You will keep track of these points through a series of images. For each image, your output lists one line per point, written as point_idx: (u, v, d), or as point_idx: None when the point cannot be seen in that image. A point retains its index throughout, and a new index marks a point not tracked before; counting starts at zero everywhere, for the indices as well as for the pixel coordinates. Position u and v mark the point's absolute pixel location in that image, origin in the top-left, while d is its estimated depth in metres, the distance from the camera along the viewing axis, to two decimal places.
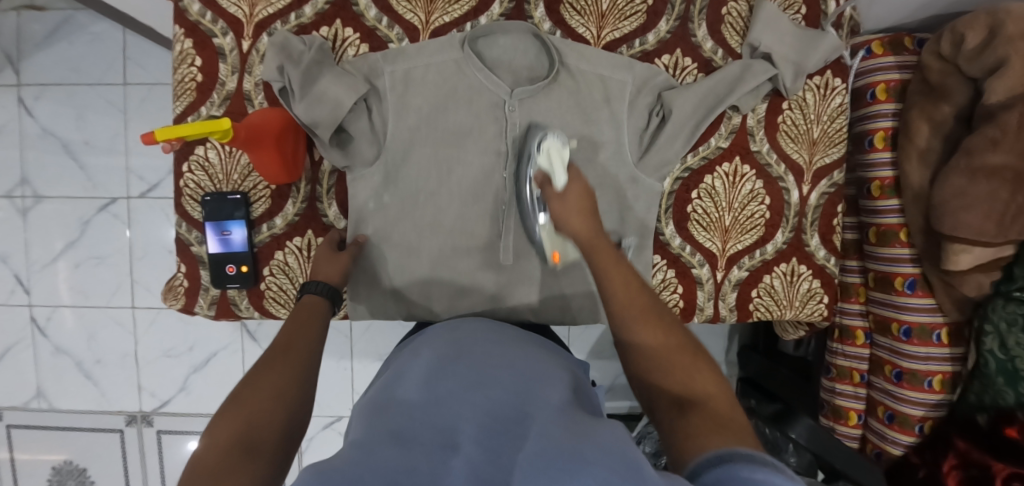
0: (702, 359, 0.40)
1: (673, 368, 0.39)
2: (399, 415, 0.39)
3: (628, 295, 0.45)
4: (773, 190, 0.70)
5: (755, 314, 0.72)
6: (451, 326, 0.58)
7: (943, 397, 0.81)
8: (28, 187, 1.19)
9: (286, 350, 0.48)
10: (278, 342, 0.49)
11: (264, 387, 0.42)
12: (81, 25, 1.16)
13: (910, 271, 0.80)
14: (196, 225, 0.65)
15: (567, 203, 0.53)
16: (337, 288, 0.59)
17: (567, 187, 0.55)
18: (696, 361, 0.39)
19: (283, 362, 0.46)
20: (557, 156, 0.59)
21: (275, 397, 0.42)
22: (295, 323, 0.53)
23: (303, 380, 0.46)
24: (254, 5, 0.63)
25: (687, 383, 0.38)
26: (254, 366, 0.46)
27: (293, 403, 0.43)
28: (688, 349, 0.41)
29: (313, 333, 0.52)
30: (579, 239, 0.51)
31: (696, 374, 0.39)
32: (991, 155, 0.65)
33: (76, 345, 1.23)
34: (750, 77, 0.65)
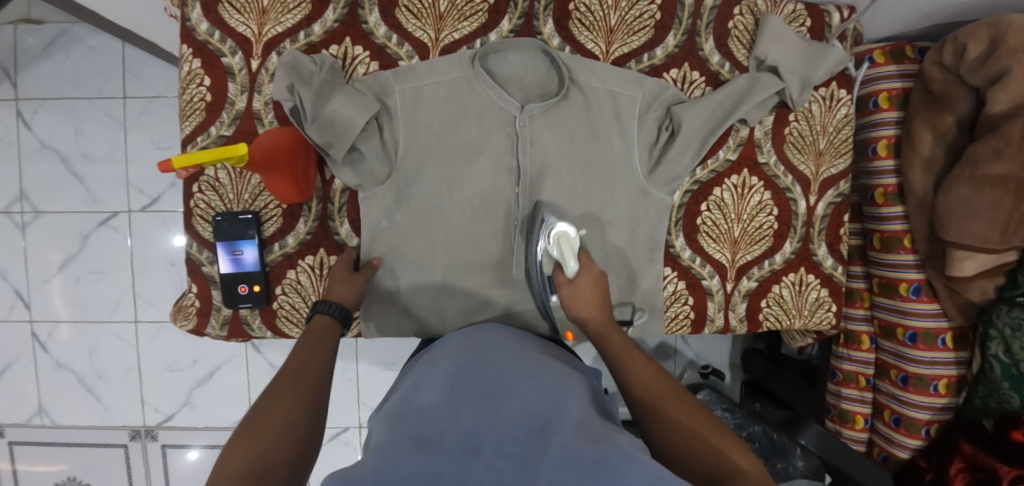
0: (727, 434, 0.41)
1: (701, 443, 0.39)
2: (420, 424, 0.39)
3: (649, 380, 0.47)
4: (781, 201, 0.71)
5: (765, 324, 0.72)
6: (464, 338, 0.58)
7: (949, 400, 0.83)
8: (27, 202, 1.18)
9: (297, 375, 0.48)
10: (287, 367, 0.49)
11: (276, 416, 0.42)
12: (78, 37, 1.15)
13: (915, 277, 0.81)
14: (207, 245, 0.65)
15: (577, 291, 0.57)
16: (351, 309, 0.60)
17: (579, 276, 0.58)
18: (723, 436, 0.40)
19: (294, 387, 0.46)
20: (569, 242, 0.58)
21: (288, 427, 0.42)
22: (305, 345, 0.53)
23: (313, 406, 0.46)
24: (263, 24, 0.62)
25: (718, 455, 0.38)
26: (264, 393, 0.46)
27: (303, 430, 0.42)
28: (710, 422, 0.42)
29: (322, 357, 0.52)
30: (590, 324, 0.56)
31: (725, 445, 0.39)
32: (995, 166, 0.66)
33: (78, 360, 1.22)
34: (759, 91, 0.66)
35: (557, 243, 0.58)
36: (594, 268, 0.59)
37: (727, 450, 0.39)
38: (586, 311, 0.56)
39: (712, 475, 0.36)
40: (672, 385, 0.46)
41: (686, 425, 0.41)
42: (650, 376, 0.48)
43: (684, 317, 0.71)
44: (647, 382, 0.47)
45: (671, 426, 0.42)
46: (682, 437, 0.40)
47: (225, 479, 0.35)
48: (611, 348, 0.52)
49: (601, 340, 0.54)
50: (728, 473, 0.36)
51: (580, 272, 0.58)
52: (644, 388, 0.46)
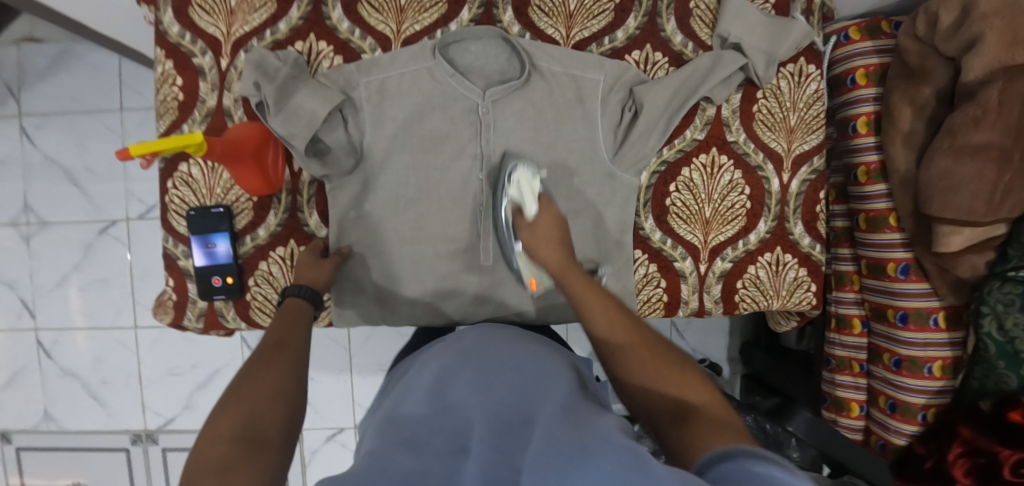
0: (690, 371, 0.41)
1: (657, 378, 0.40)
2: (409, 426, 0.40)
3: (611, 319, 0.45)
4: (752, 180, 0.70)
5: (741, 306, 0.71)
6: (460, 335, 0.55)
7: (946, 383, 0.79)
8: (32, 214, 1.23)
9: (278, 346, 0.49)
10: (268, 339, 0.50)
11: (263, 381, 0.43)
12: (78, 55, 1.21)
13: (902, 256, 0.79)
14: (182, 239, 0.66)
15: (536, 234, 0.57)
16: (321, 292, 0.60)
17: (538, 217, 0.58)
18: (680, 371, 0.40)
19: (278, 355, 0.47)
20: (527, 183, 0.61)
21: (275, 394, 0.43)
22: (283, 321, 0.54)
23: (296, 375, 0.46)
24: (231, 24, 0.64)
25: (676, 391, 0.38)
26: (248, 363, 0.47)
27: (293, 397, 0.43)
28: (674, 360, 0.41)
29: (303, 331, 0.53)
30: (549, 267, 0.54)
31: (685, 381, 0.39)
32: (974, 135, 0.65)
33: (82, 366, 1.25)
34: (721, 68, 0.65)
35: (516, 185, 0.61)
36: (552, 209, 0.58)
37: (682, 383, 0.39)
38: (551, 259, 0.54)
39: (675, 412, 0.36)
40: (635, 323, 0.45)
41: (644, 367, 0.41)
42: (612, 312, 0.46)
43: (656, 301, 0.69)
44: (606, 318, 0.46)
45: (633, 369, 0.41)
46: (640, 375, 0.40)
47: (217, 447, 0.36)
48: (577, 292, 0.50)
49: (562, 281, 0.52)
50: (689, 412, 0.36)
51: (540, 213, 0.58)
52: (606, 329, 0.45)
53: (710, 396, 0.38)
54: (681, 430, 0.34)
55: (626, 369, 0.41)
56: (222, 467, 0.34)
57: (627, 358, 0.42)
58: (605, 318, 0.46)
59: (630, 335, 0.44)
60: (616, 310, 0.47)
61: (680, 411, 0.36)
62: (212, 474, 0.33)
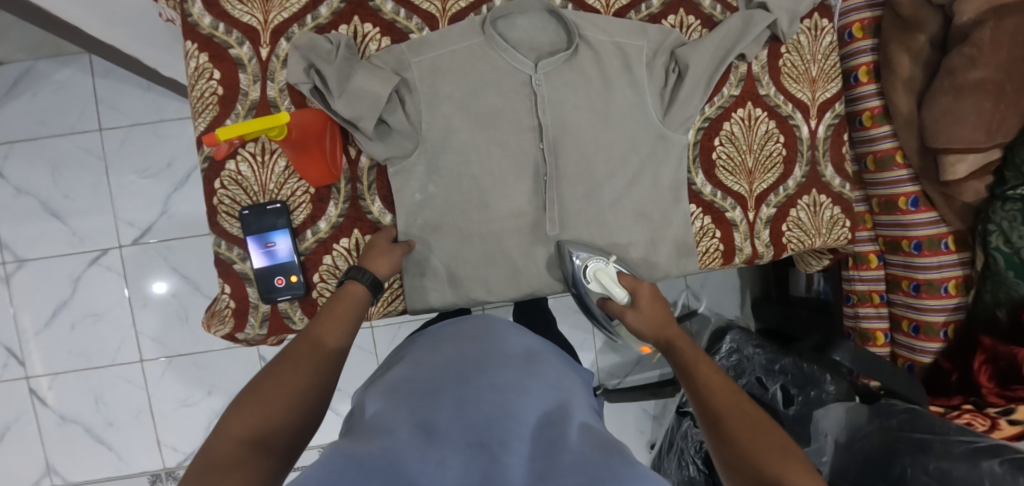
0: (793, 454, 0.41)
1: (763, 461, 0.40)
2: (426, 406, 0.39)
3: (720, 394, 0.49)
4: (786, 129, 0.74)
5: (789, 247, 0.75)
6: (477, 326, 0.57)
7: (959, 300, 0.87)
8: (8, 252, 1.12)
9: (314, 345, 0.49)
10: (308, 334, 0.51)
11: (285, 384, 0.43)
12: (43, 74, 1.11)
13: (911, 190, 0.86)
14: (236, 241, 0.63)
15: (643, 315, 0.64)
16: (381, 278, 0.59)
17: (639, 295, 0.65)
18: (790, 457, 0.40)
19: (308, 357, 0.47)
20: (608, 272, 0.65)
21: (294, 398, 0.42)
22: (331, 313, 0.53)
23: (324, 380, 0.46)
24: (268, 11, 0.62)
25: (777, 471, 0.39)
26: (277, 356, 0.48)
27: (308, 405, 0.43)
28: (778, 441, 0.42)
29: (346, 332, 0.52)
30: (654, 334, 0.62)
31: (792, 467, 0.39)
32: (972, 72, 0.72)
33: (82, 410, 1.15)
34: (753, 27, 0.69)
35: (597, 278, 0.64)
36: (646, 286, 0.66)
37: (789, 465, 0.39)
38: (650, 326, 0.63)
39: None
40: (741, 400, 0.48)
41: (749, 445, 0.42)
42: (719, 387, 0.50)
43: (714, 251, 0.73)
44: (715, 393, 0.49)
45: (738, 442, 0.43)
46: (744, 452, 0.42)
47: (228, 444, 0.36)
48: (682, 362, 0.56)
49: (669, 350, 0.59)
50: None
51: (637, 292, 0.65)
52: (716, 400, 0.48)
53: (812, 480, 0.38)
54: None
55: (732, 441, 0.44)
56: (228, 461, 0.33)
57: (734, 433, 0.44)
58: (717, 391, 0.50)
59: (738, 414, 0.46)
60: (727, 386, 0.50)
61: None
62: (216, 465, 0.33)
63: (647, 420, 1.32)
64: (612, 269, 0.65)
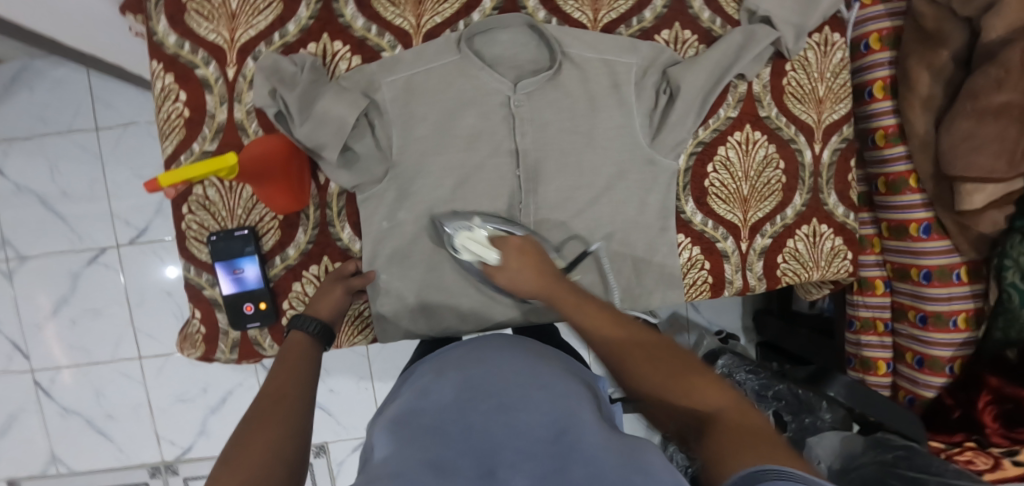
0: (697, 369, 0.40)
1: (673, 387, 0.39)
2: (428, 433, 0.36)
3: (611, 330, 0.45)
4: (787, 154, 0.69)
5: (784, 280, 0.71)
6: (470, 347, 0.52)
7: (969, 335, 0.82)
8: (10, 248, 1.15)
9: (279, 398, 0.45)
10: (268, 390, 0.46)
11: (260, 444, 0.38)
12: (41, 71, 1.11)
13: (924, 216, 0.80)
14: (205, 267, 0.62)
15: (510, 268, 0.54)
16: (331, 326, 0.58)
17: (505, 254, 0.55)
18: (695, 375, 0.39)
19: (279, 410, 0.43)
20: (475, 239, 0.57)
21: (275, 455, 0.38)
22: (285, 364, 0.51)
23: (300, 429, 0.42)
24: (234, 29, 0.59)
25: (691, 398, 0.37)
26: (244, 421, 0.42)
27: (289, 455, 0.38)
28: (681, 361, 0.41)
29: (305, 376, 0.49)
30: (530, 287, 0.52)
31: (700, 385, 0.38)
32: (997, 95, 0.65)
33: (85, 403, 1.18)
34: (754, 44, 0.64)
35: (467, 249, 0.58)
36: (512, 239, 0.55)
37: (698, 387, 0.38)
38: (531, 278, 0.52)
39: (699, 425, 0.35)
40: (634, 331, 0.45)
41: (653, 373, 0.40)
42: (610, 323, 0.46)
43: (702, 283, 0.69)
44: (603, 327, 0.46)
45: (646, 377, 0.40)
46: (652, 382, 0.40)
47: None
48: (565, 312, 0.49)
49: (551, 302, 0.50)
50: (712, 423, 0.35)
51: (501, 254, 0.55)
52: (605, 336, 0.45)
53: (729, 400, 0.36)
54: (706, 445, 0.33)
55: (636, 378, 0.41)
56: None
57: (636, 368, 0.41)
58: (606, 328, 0.45)
59: (632, 344, 0.43)
60: (615, 319, 0.47)
61: (704, 423, 0.35)
62: None
63: (641, 429, 1.31)
64: (482, 234, 0.58)
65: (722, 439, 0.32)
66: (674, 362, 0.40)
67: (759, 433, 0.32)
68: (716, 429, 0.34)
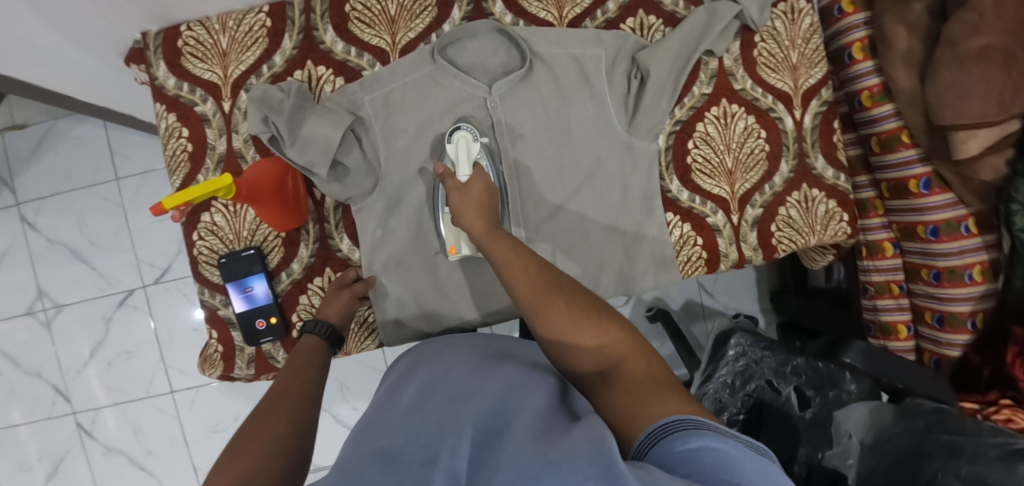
0: (602, 314, 0.41)
1: (580, 337, 0.39)
2: (382, 430, 0.39)
3: (521, 276, 0.45)
4: (766, 123, 0.70)
5: (780, 248, 0.70)
6: (441, 352, 0.54)
7: (987, 287, 0.79)
8: (48, 299, 1.22)
9: (285, 395, 0.49)
10: (276, 388, 0.50)
11: (259, 437, 0.42)
12: (63, 132, 1.20)
13: (922, 172, 0.78)
14: (218, 289, 0.66)
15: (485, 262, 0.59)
16: (337, 325, 0.61)
17: (470, 183, 0.57)
18: (602, 323, 0.39)
19: (283, 406, 0.47)
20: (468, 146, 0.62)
21: (273, 447, 0.41)
22: (293, 366, 0.54)
23: (301, 423, 0.45)
24: (227, 66, 0.64)
25: (596, 346, 0.38)
26: (254, 414, 0.46)
27: (287, 451, 0.41)
28: (586, 308, 0.41)
29: (311, 375, 0.53)
30: (474, 233, 0.52)
31: (605, 333, 0.39)
32: (975, 39, 0.65)
33: (124, 440, 1.24)
34: (717, 21, 0.66)
35: (457, 143, 0.62)
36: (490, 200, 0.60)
37: (599, 335, 0.39)
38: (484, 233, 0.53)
39: (602, 376, 0.38)
40: (546, 275, 0.45)
41: (564, 325, 0.40)
42: (524, 268, 0.46)
43: (697, 259, 0.70)
44: (524, 280, 0.44)
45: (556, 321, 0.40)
46: (559, 334, 0.40)
47: None
48: (493, 256, 0.48)
49: (485, 246, 0.50)
50: (616, 374, 0.37)
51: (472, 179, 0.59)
52: (525, 288, 0.44)
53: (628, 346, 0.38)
54: (610, 395, 0.35)
55: (546, 322, 0.41)
56: None
57: (545, 312, 0.41)
58: (518, 274, 0.45)
59: (543, 289, 0.43)
60: (529, 264, 0.46)
61: (607, 372, 0.37)
62: None
63: None
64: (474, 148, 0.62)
65: (619, 392, 0.35)
66: (584, 312, 0.40)
67: (651, 383, 0.35)
68: (617, 381, 0.36)
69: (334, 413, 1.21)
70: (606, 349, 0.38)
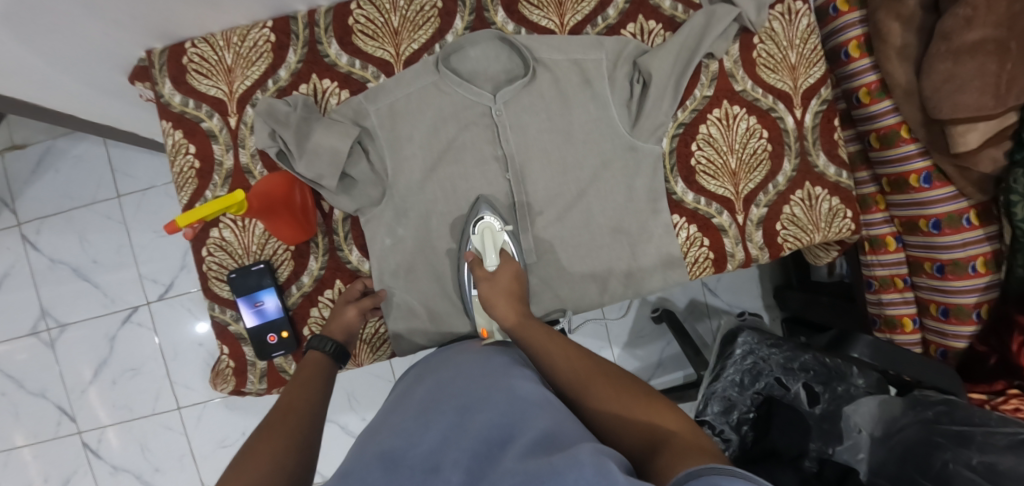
0: (654, 398, 0.41)
1: (629, 415, 0.39)
2: (388, 436, 0.40)
3: (571, 363, 0.47)
4: (768, 123, 0.71)
5: (786, 246, 0.71)
6: (451, 359, 0.55)
7: (991, 278, 0.80)
8: (51, 318, 1.22)
9: (288, 410, 0.50)
10: (281, 403, 0.51)
11: (263, 453, 0.42)
12: (63, 150, 1.20)
13: (922, 166, 0.79)
14: (228, 304, 0.66)
15: (493, 272, 0.60)
16: (344, 349, 0.61)
17: (499, 269, 0.61)
18: (653, 403, 0.40)
19: (286, 422, 0.48)
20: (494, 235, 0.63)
21: (276, 465, 0.41)
22: (298, 380, 0.55)
23: (305, 439, 0.46)
24: (232, 82, 0.65)
25: (647, 423, 0.38)
26: (258, 430, 0.47)
27: (291, 467, 0.42)
28: (637, 392, 0.42)
29: (316, 389, 0.54)
30: (506, 323, 0.54)
31: (656, 413, 0.39)
32: (969, 34, 0.66)
33: (131, 458, 1.23)
34: (716, 23, 0.66)
35: (482, 234, 0.63)
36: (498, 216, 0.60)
37: (650, 415, 0.39)
38: (502, 304, 0.56)
39: (649, 445, 0.35)
40: (595, 363, 0.47)
41: (613, 402, 0.41)
42: (574, 355, 0.48)
43: (704, 259, 0.70)
44: (575, 364, 0.47)
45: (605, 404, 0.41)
46: (609, 413, 0.40)
47: None
48: (539, 346, 0.51)
49: (519, 336, 0.53)
50: (663, 443, 0.35)
51: (501, 265, 0.61)
52: (574, 373, 0.46)
53: (680, 425, 0.37)
54: (655, 459, 0.33)
55: (594, 402, 0.42)
56: None
57: (595, 393, 0.43)
58: (567, 362, 0.47)
59: (593, 376, 0.45)
60: (579, 354, 0.49)
61: (654, 443, 0.35)
62: None
63: None
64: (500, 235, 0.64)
65: (666, 453, 0.33)
66: (634, 393, 0.41)
67: (703, 446, 0.33)
68: (665, 447, 0.34)
69: (343, 425, 1.21)
70: (656, 424, 0.37)
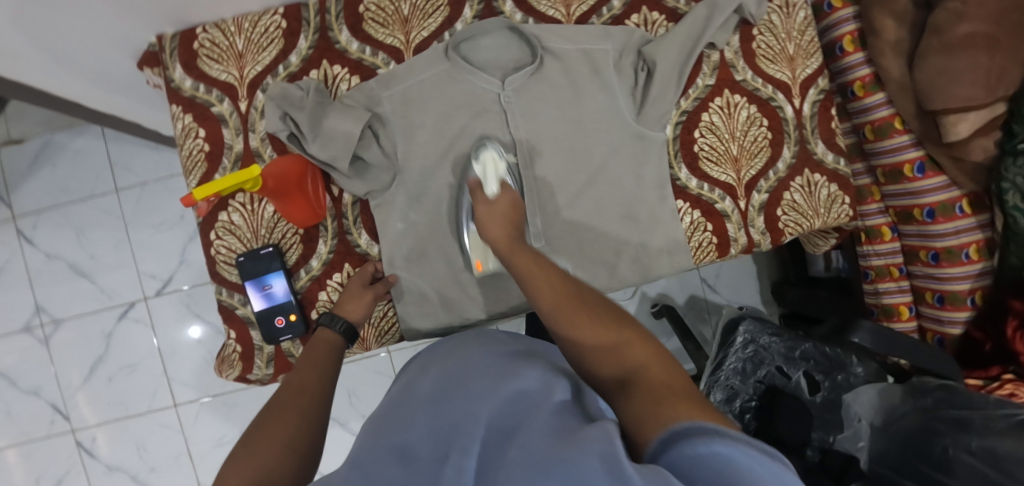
0: (626, 325, 0.39)
1: (601, 345, 0.37)
2: (397, 432, 0.38)
3: (552, 291, 0.46)
4: (768, 112, 0.72)
5: (787, 231, 0.72)
6: (459, 343, 0.51)
7: (983, 264, 0.82)
8: (46, 314, 1.20)
9: (301, 390, 0.49)
10: (291, 382, 0.51)
11: (275, 432, 0.42)
12: (61, 145, 1.20)
13: (916, 156, 0.81)
14: (236, 288, 0.66)
15: None
16: (356, 326, 0.61)
17: (498, 197, 0.61)
18: (624, 332, 0.38)
19: (295, 402, 0.47)
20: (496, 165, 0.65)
21: (287, 445, 0.42)
22: (310, 360, 0.55)
23: (315, 420, 0.46)
24: (243, 67, 0.65)
25: (617, 355, 0.36)
26: (269, 407, 0.47)
27: (302, 444, 0.42)
28: (612, 320, 0.40)
29: (325, 370, 0.54)
30: (498, 246, 0.55)
31: (626, 341, 0.37)
32: (962, 26, 0.69)
33: (126, 457, 1.21)
34: (718, 13, 0.68)
35: (484, 163, 0.65)
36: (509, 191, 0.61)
37: (623, 345, 0.36)
38: (500, 244, 0.56)
39: (620, 381, 0.33)
40: (576, 292, 0.45)
41: (585, 332, 0.39)
42: (557, 285, 0.47)
43: (708, 244, 0.72)
44: (554, 293, 0.46)
45: (577, 330, 0.40)
46: (582, 341, 0.39)
47: None
48: (522, 273, 0.50)
49: (510, 258, 0.54)
50: (632, 379, 0.33)
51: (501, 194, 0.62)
52: (552, 300, 0.45)
53: (651, 354, 0.34)
54: (625, 401, 0.30)
55: (570, 332, 0.40)
56: None
57: (570, 323, 0.41)
58: (549, 289, 0.46)
59: (573, 304, 0.43)
60: (561, 282, 0.47)
61: (625, 379, 0.33)
62: None
63: None
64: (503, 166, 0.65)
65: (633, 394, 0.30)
66: (609, 322, 0.39)
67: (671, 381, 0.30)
68: (634, 384, 0.32)
69: (343, 422, 1.19)
70: (625, 349, 0.35)
